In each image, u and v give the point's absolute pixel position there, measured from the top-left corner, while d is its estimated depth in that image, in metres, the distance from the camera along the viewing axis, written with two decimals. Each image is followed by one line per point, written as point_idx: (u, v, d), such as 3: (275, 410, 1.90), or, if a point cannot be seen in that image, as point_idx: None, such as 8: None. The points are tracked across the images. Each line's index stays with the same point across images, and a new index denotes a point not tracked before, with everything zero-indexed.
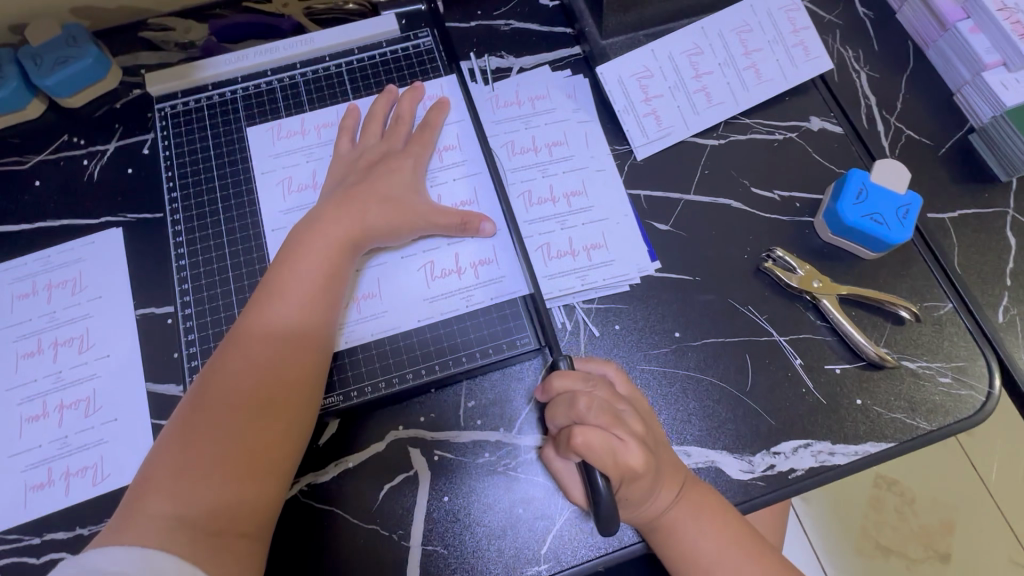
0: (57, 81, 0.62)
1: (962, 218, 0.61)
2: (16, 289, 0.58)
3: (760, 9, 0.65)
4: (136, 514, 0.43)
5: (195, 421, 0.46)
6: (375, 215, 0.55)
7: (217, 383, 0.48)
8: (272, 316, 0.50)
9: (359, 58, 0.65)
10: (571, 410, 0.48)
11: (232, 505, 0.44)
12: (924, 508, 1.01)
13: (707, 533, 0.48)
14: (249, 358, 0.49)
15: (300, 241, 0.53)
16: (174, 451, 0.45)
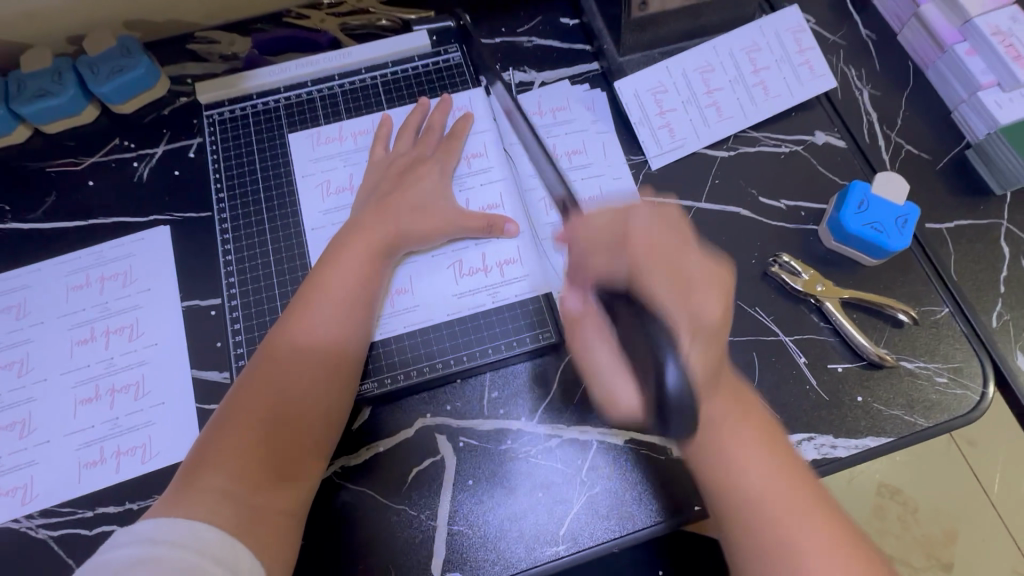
0: (112, 89, 0.67)
1: (959, 229, 0.64)
2: (70, 281, 0.62)
3: (768, 30, 0.69)
4: (184, 490, 0.45)
5: (242, 409, 0.50)
6: (407, 221, 0.60)
7: (265, 374, 0.52)
8: (315, 316, 0.54)
9: (392, 71, 0.70)
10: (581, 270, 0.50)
11: (272, 489, 0.48)
12: (926, 516, 1.03)
13: (802, 528, 0.43)
14: (293, 355, 0.53)
15: (340, 248, 0.58)
16: (222, 435, 0.48)
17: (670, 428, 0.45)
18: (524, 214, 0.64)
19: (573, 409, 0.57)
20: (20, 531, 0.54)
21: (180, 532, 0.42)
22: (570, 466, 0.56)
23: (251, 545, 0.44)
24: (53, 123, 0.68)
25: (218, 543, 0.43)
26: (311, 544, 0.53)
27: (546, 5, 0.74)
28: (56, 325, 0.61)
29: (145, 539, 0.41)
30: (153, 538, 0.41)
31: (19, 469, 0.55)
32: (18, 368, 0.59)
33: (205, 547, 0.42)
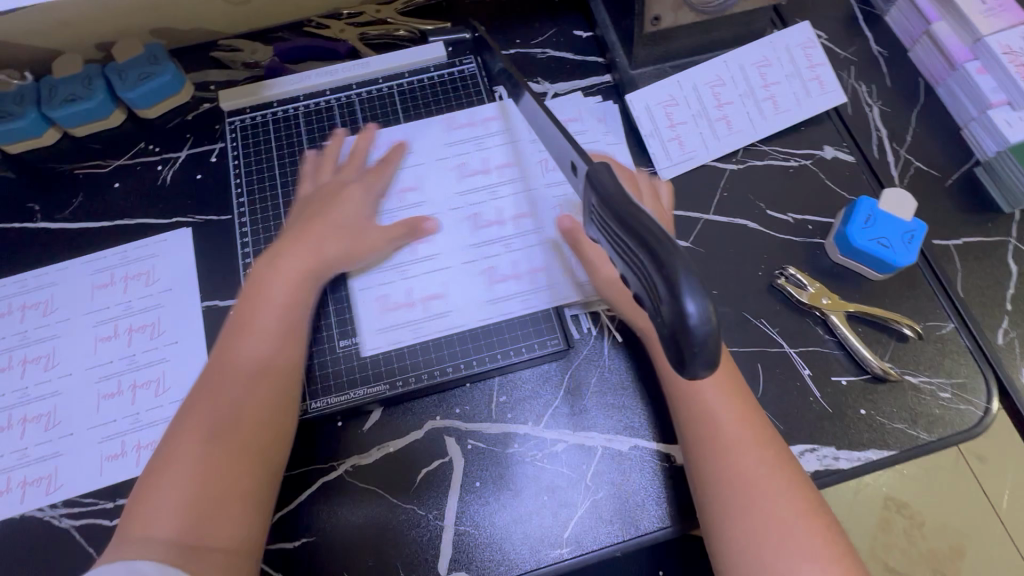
0: (139, 94, 0.69)
1: (966, 245, 0.65)
2: (96, 279, 0.65)
3: (780, 46, 0.70)
4: (122, 541, 0.44)
5: (179, 447, 0.49)
6: (330, 245, 0.60)
7: (198, 408, 0.51)
8: (243, 349, 0.54)
9: (408, 81, 0.72)
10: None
11: (210, 522, 0.46)
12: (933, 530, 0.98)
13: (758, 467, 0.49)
14: (225, 383, 0.52)
15: (262, 279, 0.58)
16: (156, 477, 0.47)
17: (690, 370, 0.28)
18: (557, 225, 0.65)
19: (578, 415, 0.59)
20: (44, 519, 0.56)
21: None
22: (575, 470, 0.57)
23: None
24: (81, 126, 0.70)
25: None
26: (292, 551, 0.55)
27: (561, 17, 0.76)
28: (81, 321, 0.63)
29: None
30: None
31: (44, 460, 0.58)
32: (45, 362, 0.61)
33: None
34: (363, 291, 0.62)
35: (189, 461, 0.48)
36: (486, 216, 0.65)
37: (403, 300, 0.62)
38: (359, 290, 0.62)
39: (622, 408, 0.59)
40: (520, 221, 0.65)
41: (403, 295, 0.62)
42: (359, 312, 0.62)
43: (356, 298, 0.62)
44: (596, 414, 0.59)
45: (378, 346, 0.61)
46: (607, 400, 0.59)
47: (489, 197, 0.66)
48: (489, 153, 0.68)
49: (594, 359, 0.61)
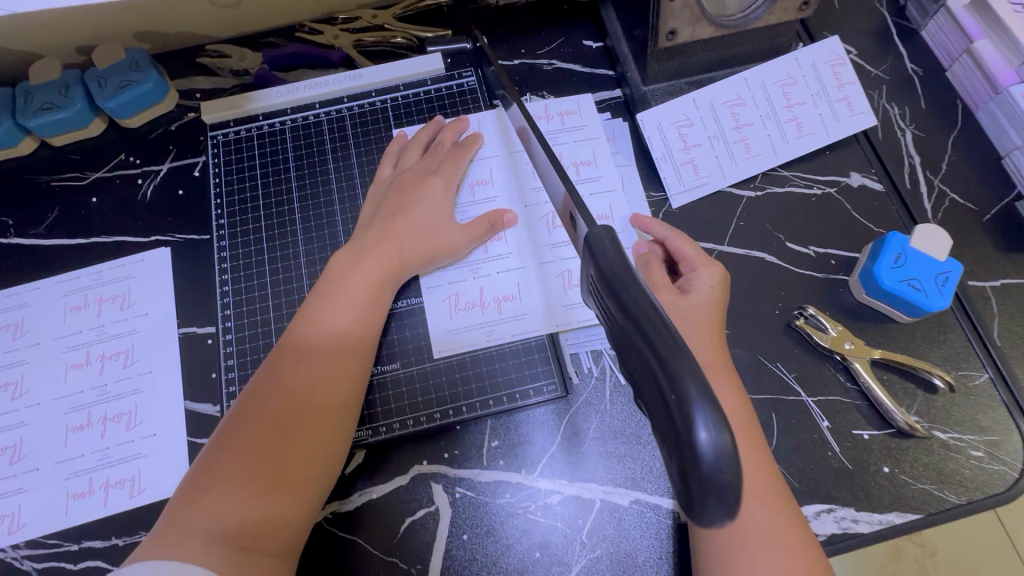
0: (119, 104, 0.65)
1: (1004, 287, 0.59)
2: (69, 302, 0.61)
3: (806, 63, 0.65)
4: (175, 527, 0.43)
5: (245, 435, 0.46)
6: (413, 246, 0.57)
7: (269, 395, 0.48)
8: (314, 341, 0.51)
9: (404, 95, 0.67)
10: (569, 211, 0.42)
11: (266, 522, 0.44)
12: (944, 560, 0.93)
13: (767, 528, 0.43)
14: (299, 374, 0.49)
15: (342, 270, 0.55)
16: (216, 463, 0.45)
17: (702, 512, 0.28)
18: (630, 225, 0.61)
19: (575, 464, 0.55)
20: (5, 561, 0.53)
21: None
22: (570, 525, 0.53)
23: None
24: (59, 136, 0.66)
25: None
26: None
27: (570, 26, 0.71)
28: (51, 346, 0.59)
29: None
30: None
31: (8, 496, 0.54)
32: (13, 390, 0.58)
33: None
34: (431, 289, 0.59)
35: (254, 453, 0.46)
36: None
37: (475, 300, 0.59)
38: (428, 288, 0.59)
39: (623, 458, 0.54)
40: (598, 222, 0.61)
41: (476, 294, 0.59)
42: (431, 311, 0.59)
43: (426, 297, 0.59)
44: (595, 463, 0.54)
45: (447, 348, 0.58)
46: (607, 448, 0.55)
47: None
48: (568, 149, 0.64)
49: (593, 403, 0.56)
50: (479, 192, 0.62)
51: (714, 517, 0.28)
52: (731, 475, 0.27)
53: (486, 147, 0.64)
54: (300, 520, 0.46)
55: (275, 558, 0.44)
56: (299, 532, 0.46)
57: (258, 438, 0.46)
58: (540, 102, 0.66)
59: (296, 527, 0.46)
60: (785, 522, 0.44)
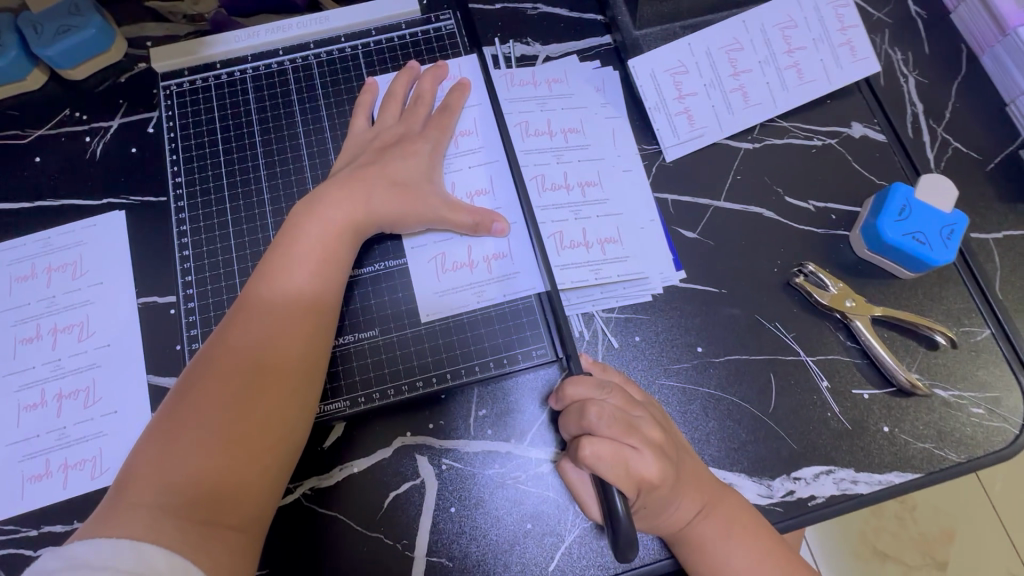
0: (58, 52, 0.59)
1: (1007, 239, 0.57)
2: (14, 271, 0.56)
3: (807, 4, 0.60)
4: (124, 502, 0.39)
5: (194, 403, 0.43)
6: (381, 201, 0.52)
7: (218, 360, 0.45)
8: (265, 308, 0.47)
9: (376, 40, 0.62)
10: (580, 419, 0.44)
11: (222, 494, 0.41)
12: (921, 512, 0.96)
13: (738, 550, 0.46)
14: (252, 336, 0.46)
15: (298, 222, 0.50)
16: (164, 434, 0.42)
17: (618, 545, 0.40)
18: (623, 194, 0.58)
19: None
20: None
21: (117, 553, 0.36)
22: (563, 495, 0.50)
23: (204, 562, 0.38)
24: None
25: (162, 564, 0.36)
26: None
27: None
28: None
29: (79, 563, 0.35)
30: (94, 563, 0.35)
31: None
32: None
33: (151, 571, 0.36)
34: (415, 249, 0.55)
35: (204, 422, 0.42)
36: (552, 178, 0.58)
37: (462, 259, 0.55)
38: (412, 249, 0.55)
39: None
40: (588, 189, 0.58)
41: (463, 253, 0.55)
42: (417, 272, 0.55)
43: (410, 257, 0.55)
44: None
45: (434, 311, 0.54)
46: None
47: (554, 162, 0.58)
48: (557, 116, 0.60)
49: None
50: (463, 144, 0.58)
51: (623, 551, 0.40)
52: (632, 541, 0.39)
53: (470, 96, 0.59)
54: (260, 493, 0.43)
55: (239, 530, 0.41)
56: (265, 501, 0.43)
57: (206, 407, 0.43)
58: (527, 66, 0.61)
59: (256, 501, 0.43)
60: (754, 534, 0.47)
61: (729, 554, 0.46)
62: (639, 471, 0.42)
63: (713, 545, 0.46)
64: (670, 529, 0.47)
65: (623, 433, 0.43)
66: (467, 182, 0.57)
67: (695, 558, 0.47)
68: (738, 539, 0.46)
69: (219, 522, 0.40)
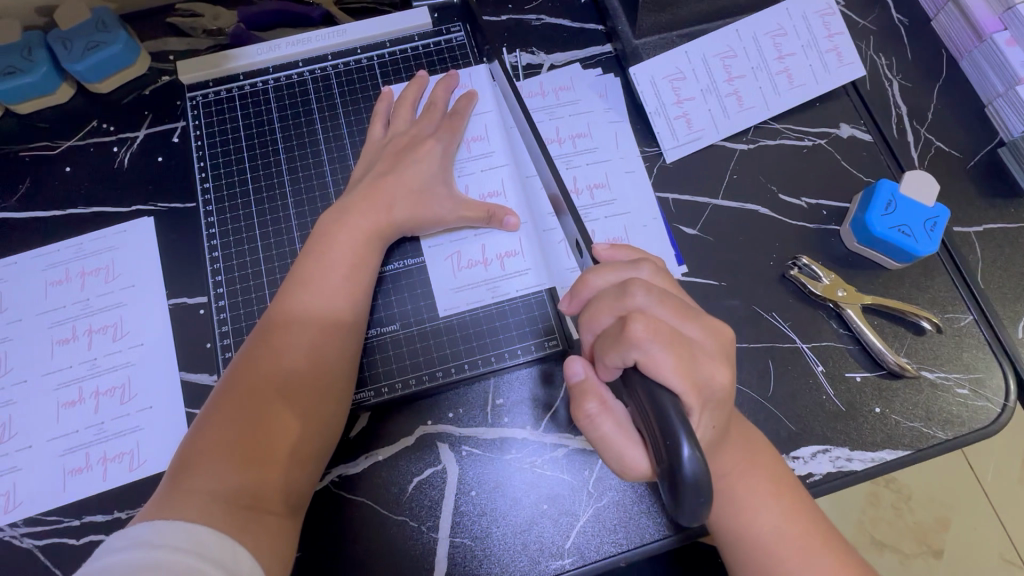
0: (87, 67, 0.61)
1: (987, 232, 0.61)
2: (49, 276, 0.59)
3: (796, 13, 0.64)
4: (174, 489, 0.42)
5: (238, 400, 0.46)
6: (401, 205, 0.55)
7: (260, 358, 0.48)
8: (302, 308, 0.50)
9: (390, 52, 0.65)
10: (624, 300, 0.41)
11: (266, 484, 0.44)
12: (917, 499, 0.99)
13: (767, 502, 0.46)
14: (290, 337, 0.49)
15: (329, 229, 0.54)
16: (210, 428, 0.45)
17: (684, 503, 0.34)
18: (629, 195, 0.61)
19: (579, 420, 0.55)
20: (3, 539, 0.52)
21: (174, 534, 0.38)
22: (576, 477, 0.54)
23: (249, 545, 0.41)
24: (25, 103, 0.63)
25: (211, 542, 0.39)
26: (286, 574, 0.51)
27: None
28: (34, 323, 0.57)
29: (137, 541, 0.37)
30: (151, 541, 0.37)
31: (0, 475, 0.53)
32: None
33: (204, 549, 0.38)
34: (432, 248, 0.59)
35: (248, 416, 0.45)
36: None
37: (478, 257, 0.58)
38: (429, 248, 0.59)
39: None
40: (596, 191, 0.61)
41: (478, 252, 0.58)
42: (435, 269, 0.58)
43: (428, 256, 0.58)
44: None
45: (452, 306, 0.57)
46: None
47: (565, 167, 0.62)
48: (565, 123, 0.63)
49: None
50: (475, 149, 0.61)
51: (693, 511, 0.34)
52: (702, 485, 0.33)
53: (481, 102, 0.63)
54: (298, 483, 0.46)
55: (278, 515, 0.44)
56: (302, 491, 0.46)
57: (249, 403, 0.46)
58: (534, 79, 0.65)
59: (294, 490, 0.46)
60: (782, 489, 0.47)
61: (760, 509, 0.45)
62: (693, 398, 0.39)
63: (741, 491, 0.46)
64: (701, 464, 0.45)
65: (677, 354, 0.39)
66: (480, 184, 0.60)
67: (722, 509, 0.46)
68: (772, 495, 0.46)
69: (263, 509, 0.43)
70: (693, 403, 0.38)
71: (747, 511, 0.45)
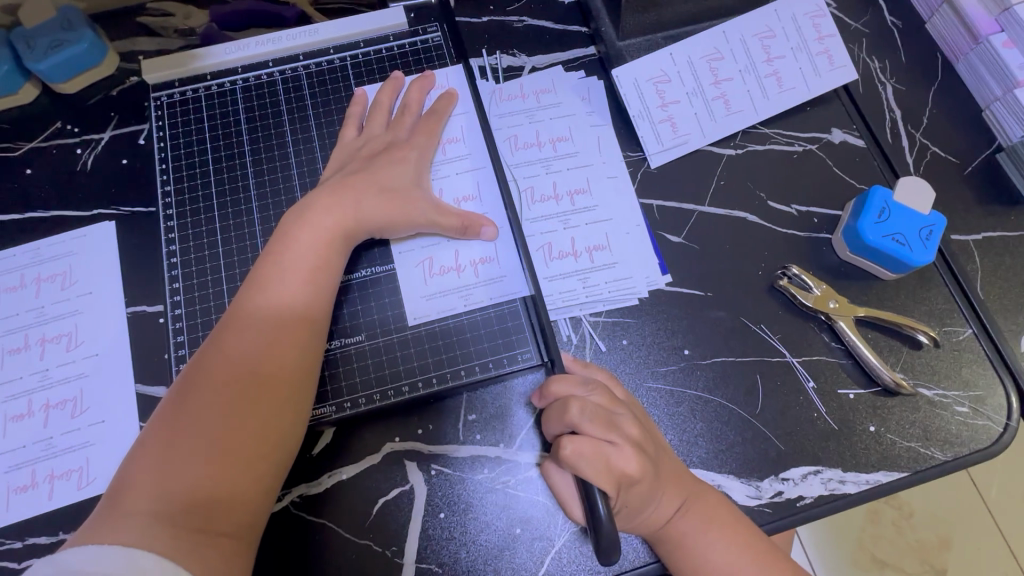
0: (50, 67, 0.59)
1: (986, 241, 0.58)
2: (3, 282, 0.56)
3: (785, 15, 0.62)
4: (117, 510, 0.39)
5: (187, 411, 0.43)
6: (370, 206, 0.53)
7: (212, 367, 0.45)
8: (259, 310, 0.48)
9: (365, 52, 0.63)
10: (563, 417, 0.45)
11: (217, 501, 0.41)
12: (919, 518, 0.96)
13: (716, 544, 0.46)
14: (243, 342, 0.46)
15: (290, 230, 0.51)
16: (157, 442, 0.42)
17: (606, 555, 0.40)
18: (611, 201, 0.59)
19: None
20: None
21: (105, 562, 0.36)
22: (551, 498, 0.50)
23: (197, 570, 0.38)
24: None
25: (152, 571, 0.36)
26: None
27: None
28: None
29: (70, 572, 0.35)
30: (88, 572, 0.35)
31: None
32: None
33: None
34: (404, 254, 0.56)
35: (197, 428, 0.42)
36: (542, 190, 0.59)
37: (449, 264, 0.56)
38: (399, 254, 0.56)
39: None
40: (577, 197, 0.59)
41: (450, 258, 0.56)
42: (405, 277, 0.55)
43: (398, 262, 0.56)
44: None
45: (422, 315, 0.55)
46: None
47: (544, 172, 0.59)
48: (545, 126, 0.61)
49: None
50: (450, 151, 0.59)
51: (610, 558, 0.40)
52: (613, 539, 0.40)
53: (457, 105, 0.61)
54: (254, 499, 0.43)
55: (231, 535, 0.41)
56: (259, 507, 0.43)
57: (199, 414, 0.43)
58: (515, 80, 0.63)
59: (249, 506, 0.43)
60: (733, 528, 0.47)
61: (708, 548, 0.46)
62: (619, 465, 0.43)
63: (694, 540, 0.46)
64: (641, 518, 0.46)
65: (605, 430, 0.44)
66: (454, 188, 0.58)
67: (677, 557, 0.47)
68: (724, 538, 0.46)
69: (213, 529, 0.40)
70: (613, 488, 0.42)
71: (696, 554, 0.46)
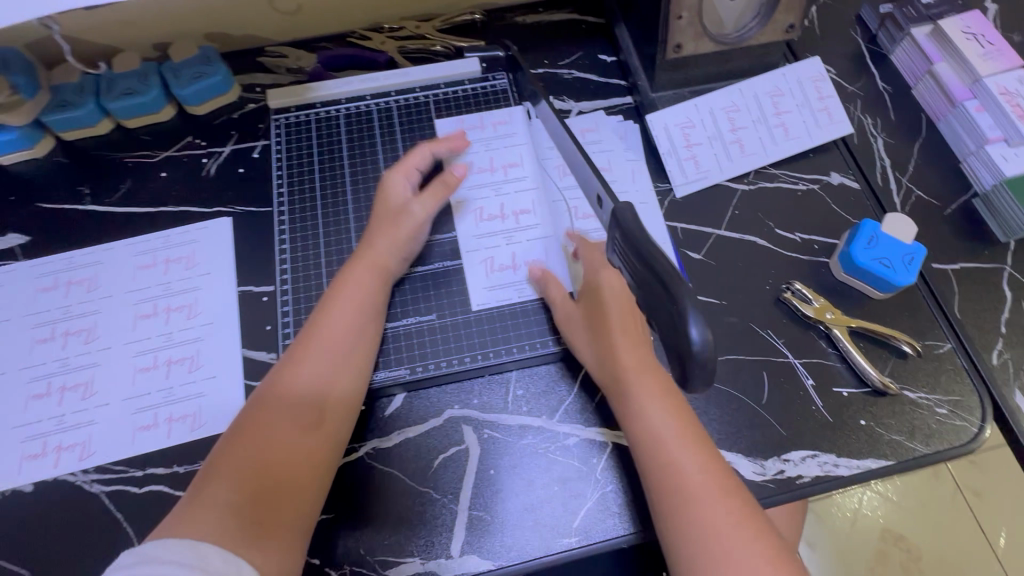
0: (191, 92, 0.73)
1: (963, 271, 0.68)
2: (139, 261, 0.68)
3: (792, 78, 0.75)
4: (191, 508, 0.47)
5: (253, 431, 0.52)
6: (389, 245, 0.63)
7: (276, 395, 0.54)
8: (316, 348, 0.57)
9: (443, 92, 0.77)
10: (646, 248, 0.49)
11: (272, 509, 0.49)
12: (928, 563, 1.04)
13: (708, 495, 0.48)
14: (302, 375, 0.56)
15: (344, 282, 0.61)
16: (227, 454, 0.50)
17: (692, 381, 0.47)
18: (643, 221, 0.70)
19: (590, 412, 0.61)
20: (76, 483, 0.58)
21: (178, 551, 0.43)
22: (585, 463, 0.59)
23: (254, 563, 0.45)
24: (134, 119, 0.74)
25: (216, 558, 0.43)
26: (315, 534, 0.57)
27: (587, 41, 0.81)
28: (121, 299, 0.66)
29: (151, 556, 0.42)
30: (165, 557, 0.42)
31: (79, 427, 0.60)
32: (86, 336, 0.64)
33: (208, 566, 0.43)
34: (471, 253, 0.68)
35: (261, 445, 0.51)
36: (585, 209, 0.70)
37: (508, 262, 0.67)
38: (467, 253, 0.68)
39: None
40: None
41: (508, 258, 0.68)
42: (471, 272, 0.67)
43: (465, 260, 0.67)
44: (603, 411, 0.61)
45: (484, 302, 0.66)
46: None
47: None
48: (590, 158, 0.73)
49: None
50: (511, 173, 0.72)
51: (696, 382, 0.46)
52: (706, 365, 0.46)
53: (518, 136, 0.74)
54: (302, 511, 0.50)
55: (283, 537, 0.48)
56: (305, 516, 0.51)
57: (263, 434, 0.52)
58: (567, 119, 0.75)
59: (297, 517, 0.50)
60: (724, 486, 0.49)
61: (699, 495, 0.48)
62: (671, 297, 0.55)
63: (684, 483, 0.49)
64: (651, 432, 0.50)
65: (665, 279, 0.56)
66: (514, 203, 0.70)
67: (669, 499, 0.49)
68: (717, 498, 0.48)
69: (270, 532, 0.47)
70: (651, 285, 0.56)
71: (686, 496, 0.48)
